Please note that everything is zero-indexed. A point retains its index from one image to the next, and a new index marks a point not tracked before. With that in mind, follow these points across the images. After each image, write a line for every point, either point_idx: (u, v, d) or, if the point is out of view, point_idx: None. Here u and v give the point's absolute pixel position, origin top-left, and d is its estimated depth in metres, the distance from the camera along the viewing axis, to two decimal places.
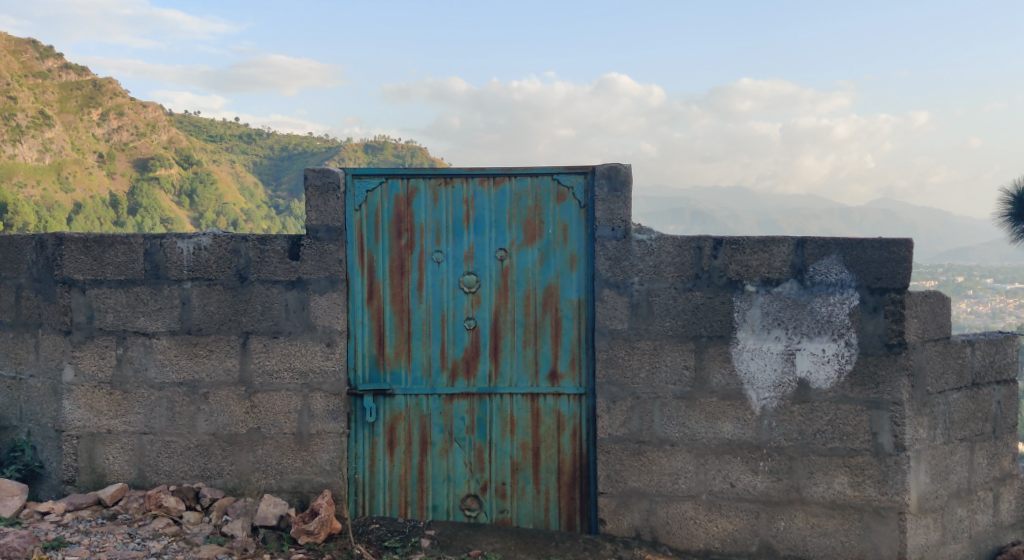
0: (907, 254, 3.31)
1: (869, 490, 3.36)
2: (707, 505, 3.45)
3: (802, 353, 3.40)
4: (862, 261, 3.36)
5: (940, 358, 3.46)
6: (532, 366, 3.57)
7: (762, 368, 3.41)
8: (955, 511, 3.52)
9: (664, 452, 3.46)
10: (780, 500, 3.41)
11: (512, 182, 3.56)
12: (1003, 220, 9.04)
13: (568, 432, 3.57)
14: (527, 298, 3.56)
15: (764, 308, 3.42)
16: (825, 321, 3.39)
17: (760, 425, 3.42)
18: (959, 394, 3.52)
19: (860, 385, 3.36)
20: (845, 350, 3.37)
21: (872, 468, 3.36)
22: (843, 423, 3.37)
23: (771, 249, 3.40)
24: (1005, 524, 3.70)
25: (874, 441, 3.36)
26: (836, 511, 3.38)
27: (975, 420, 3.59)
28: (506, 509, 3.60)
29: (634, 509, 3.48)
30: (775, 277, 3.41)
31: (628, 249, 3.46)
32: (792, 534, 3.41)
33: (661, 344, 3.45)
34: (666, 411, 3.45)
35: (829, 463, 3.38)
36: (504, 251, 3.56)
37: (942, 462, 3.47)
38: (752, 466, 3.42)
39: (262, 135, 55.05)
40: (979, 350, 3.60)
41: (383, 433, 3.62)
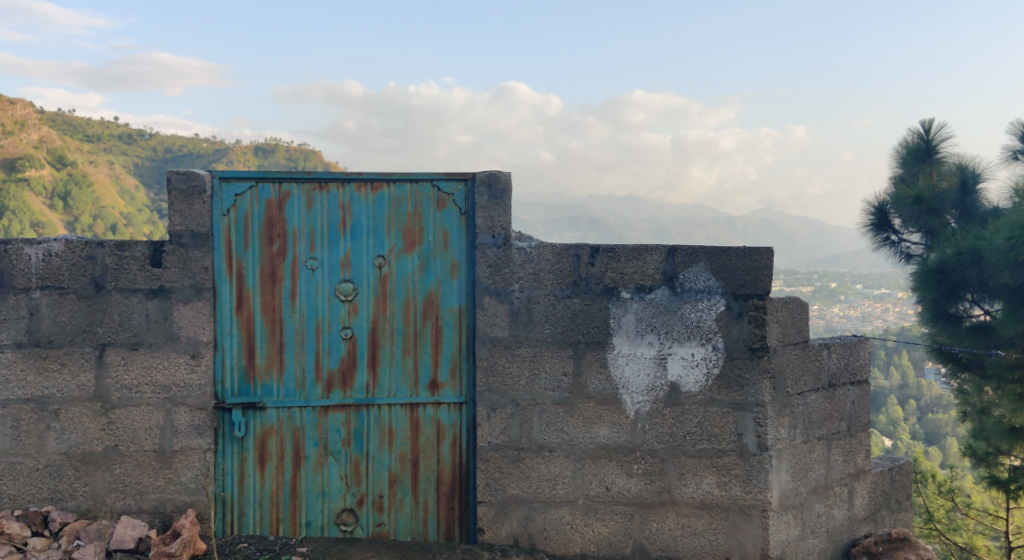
0: (768, 262, 3.47)
1: (735, 489, 3.49)
2: (583, 510, 3.49)
3: (673, 358, 3.50)
4: (728, 269, 3.49)
5: (799, 362, 3.64)
6: (411, 376, 3.52)
7: (636, 373, 3.49)
8: (813, 507, 3.71)
9: (543, 458, 3.48)
10: (652, 501, 3.49)
11: (391, 188, 3.50)
12: (867, 230, 9.82)
13: (448, 441, 3.54)
14: (406, 306, 3.51)
15: (638, 314, 3.49)
16: (695, 327, 3.49)
17: (634, 428, 3.49)
18: (816, 394, 3.72)
19: (727, 388, 3.49)
20: (713, 354, 3.49)
21: (737, 468, 3.49)
22: (711, 425, 3.49)
23: (644, 257, 3.48)
24: (859, 517, 3.93)
25: (739, 442, 3.49)
26: (704, 511, 3.49)
27: (832, 420, 3.79)
28: (383, 522, 3.52)
29: (513, 517, 3.48)
30: (648, 284, 3.49)
31: (508, 257, 3.47)
32: (664, 535, 3.49)
33: (540, 351, 3.47)
34: (544, 417, 3.48)
35: (698, 464, 3.49)
36: (382, 258, 3.50)
37: (801, 460, 3.65)
38: (626, 469, 3.49)
39: (144, 136, 52.53)
40: (835, 353, 3.81)
41: (252, 448, 3.48)
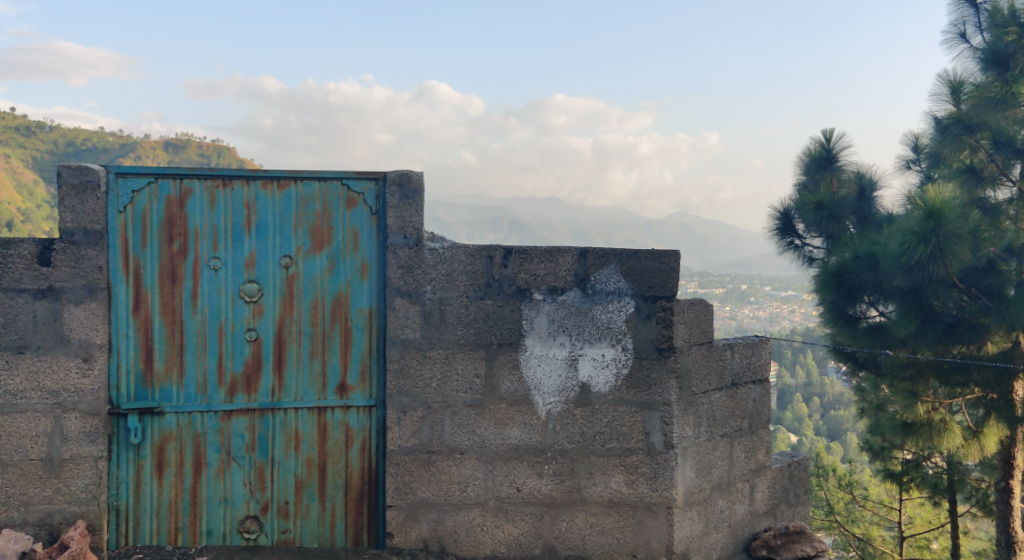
0: (675, 265, 3.54)
1: (642, 487, 3.55)
2: (494, 512, 3.48)
3: (584, 358, 3.53)
4: (637, 271, 3.55)
5: (704, 361, 3.74)
6: (318, 378, 3.44)
7: (548, 374, 3.50)
8: (716, 502, 3.81)
9: (454, 460, 3.45)
10: (561, 501, 3.51)
11: (298, 186, 3.41)
12: (773, 234, 10.21)
13: (357, 445, 3.48)
14: (314, 307, 3.43)
15: (550, 316, 3.51)
16: (605, 328, 3.54)
17: (545, 429, 3.50)
18: (720, 393, 3.83)
19: (635, 387, 3.55)
20: (622, 355, 3.54)
21: (644, 466, 3.55)
22: (619, 425, 3.54)
23: (556, 259, 3.51)
24: (759, 512, 4.06)
25: (646, 440, 3.55)
26: (612, 509, 3.54)
27: (735, 418, 3.91)
28: (288, 529, 3.43)
29: (423, 520, 3.45)
30: (560, 285, 3.52)
31: (420, 258, 3.43)
32: (573, 534, 3.52)
33: (452, 353, 3.45)
34: (456, 419, 3.45)
35: (607, 463, 3.53)
36: (289, 258, 3.41)
37: (705, 457, 3.75)
38: (537, 470, 3.50)
39: (43, 128, 49.96)
40: (738, 353, 3.94)
41: (150, 455, 3.34)
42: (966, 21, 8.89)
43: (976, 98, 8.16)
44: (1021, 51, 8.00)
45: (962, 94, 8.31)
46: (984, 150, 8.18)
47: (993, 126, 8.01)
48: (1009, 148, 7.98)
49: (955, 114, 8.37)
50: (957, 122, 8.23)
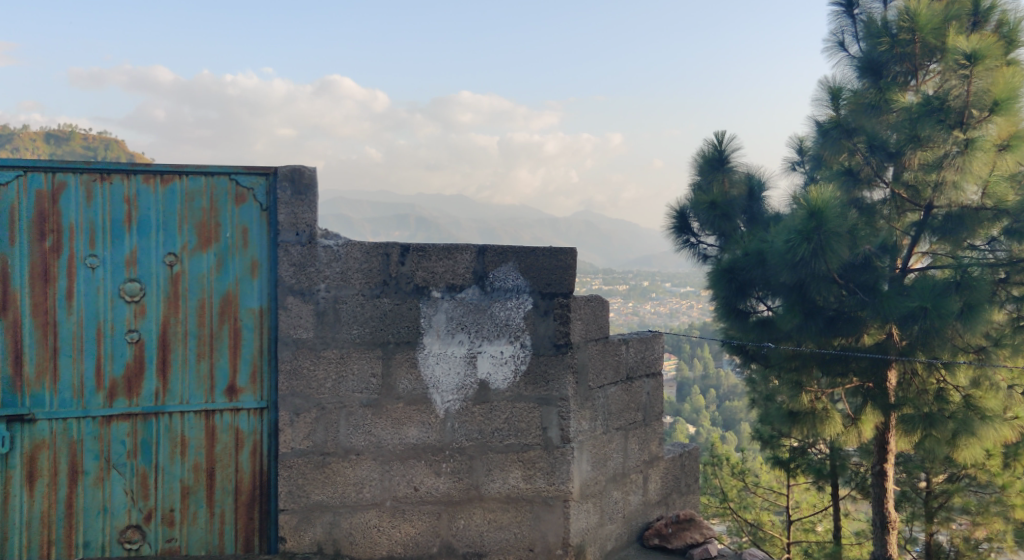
0: (572, 262, 3.58)
1: (539, 482, 3.57)
2: (391, 512, 3.44)
3: (482, 355, 3.53)
4: (535, 268, 3.57)
5: (600, 356, 3.81)
6: (206, 381, 3.31)
7: (446, 372, 3.49)
8: (611, 494, 3.89)
9: (349, 462, 3.39)
10: (459, 499, 3.50)
11: (183, 181, 3.28)
12: (670, 232, 10.53)
13: (248, 449, 3.37)
14: (201, 307, 3.30)
15: (449, 313, 3.49)
16: (503, 325, 3.55)
17: (443, 427, 3.49)
18: (615, 387, 3.91)
19: (533, 383, 3.57)
20: (520, 351, 3.56)
21: (542, 461, 3.58)
22: (517, 421, 3.55)
23: (455, 256, 3.49)
24: (652, 502, 4.18)
25: (544, 435, 3.58)
26: (510, 505, 3.55)
27: (629, 411, 4.00)
28: (174, 537, 3.30)
29: (317, 524, 3.38)
30: (458, 283, 3.50)
31: (313, 255, 3.34)
32: (470, 531, 3.52)
33: (347, 353, 3.38)
34: (351, 420, 3.39)
35: (504, 459, 3.54)
36: (173, 255, 3.27)
37: (601, 450, 3.82)
38: (434, 468, 3.47)
39: None
40: (632, 348, 4.03)
41: (20, 465, 3.14)
42: (845, 31, 9.39)
43: (853, 103, 8.66)
44: (892, 60, 8.57)
45: (841, 100, 8.78)
46: (861, 153, 8.64)
47: (869, 132, 8.49)
48: (882, 151, 8.40)
49: (835, 119, 8.85)
50: (837, 126, 8.71)
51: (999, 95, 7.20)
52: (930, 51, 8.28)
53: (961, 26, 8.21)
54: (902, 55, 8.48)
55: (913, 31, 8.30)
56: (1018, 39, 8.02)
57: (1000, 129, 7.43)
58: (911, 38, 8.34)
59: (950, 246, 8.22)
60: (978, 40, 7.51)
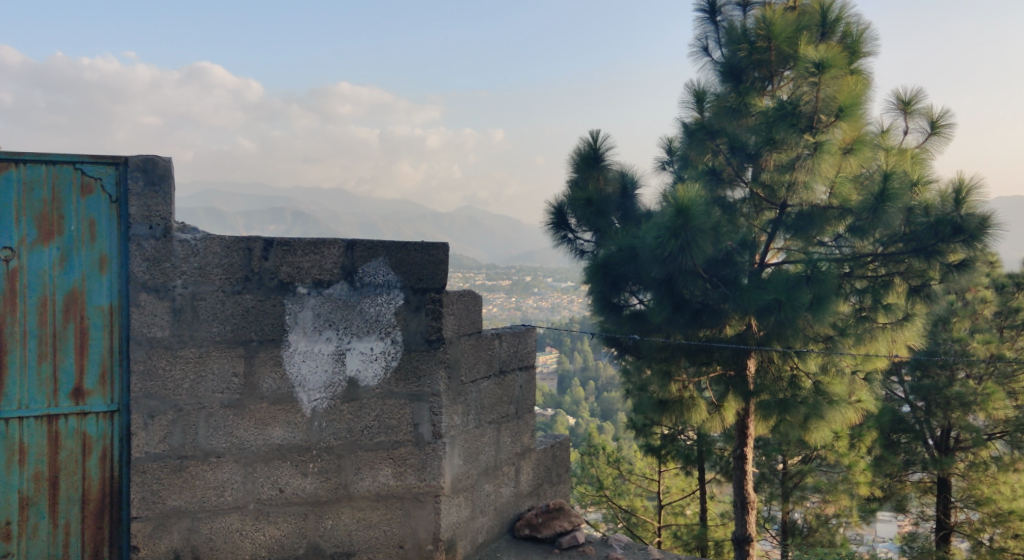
0: (444, 257, 3.56)
1: (410, 478, 3.55)
2: (254, 515, 3.33)
3: (351, 353, 3.47)
4: (406, 263, 3.53)
5: (473, 351, 3.83)
6: (49, 384, 3.10)
7: (313, 370, 3.40)
8: (483, 487, 3.93)
9: (208, 465, 3.26)
10: (327, 499, 3.43)
11: (21, 170, 3.05)
12: (549, 227, 10.69)
13: (96, 455, 3.18)
14: (43, 305, 3.08)
15: (316, 310, 3.41)
16: (373, 321, 3.50)
17: (309, 427, 3.40)
18: (488, 381, 3.94)
19: (404, 380, 3.54)
20: (391, 348, 3.52)
21: (412, 457, 3.56)
22: (388, 418, 3.52)
23: (322, 251, 3.41)
24: (524, 493, 4.25)
25: (415, 432, 3.56)
26: (380, 502, 3.51)
27: (501, 404, 4.05)
28: (11, 552, 3.07)
29: (173, 530, 3.22)
30: (325, 278, 3.42)
31: (168, 250, 3.18)
32: (338, 531, 3.45)
33: (206, 351, 3.24)
34: (212, 421, 3.26)
35: (374, 457, 3.50)
36: (10, 250, 3.04)
37: (472, 444, 3.84)
38: (301, 469, 3.39)
39: None
40: (505, 342, 4.08)
41: None
42: (708, 36, 9.83)
43: (716, 107, 9.14)
44: (751, 66, 9.02)
45: (705, 103, 9.33)
46: (723, 154, 9.16)
47: (729, 134, 9.01)
48: (741, 153, 8.92)
49: (700, 122, 9.39)
50: (701, 128, 9.22)
51: (845, 102, 7.79)
52: (784, 58, 8.77)
53: (811, 36, 8.77)
54: (759, 61, 8.94)
55: (769, 39, 8.80)
56: (860, 50, 8.68)
57: (845, 133, 7.99)
58: (767, 45, 8.83)
59: (801, 242, 8.77)
60: (826, 49, 8.05)
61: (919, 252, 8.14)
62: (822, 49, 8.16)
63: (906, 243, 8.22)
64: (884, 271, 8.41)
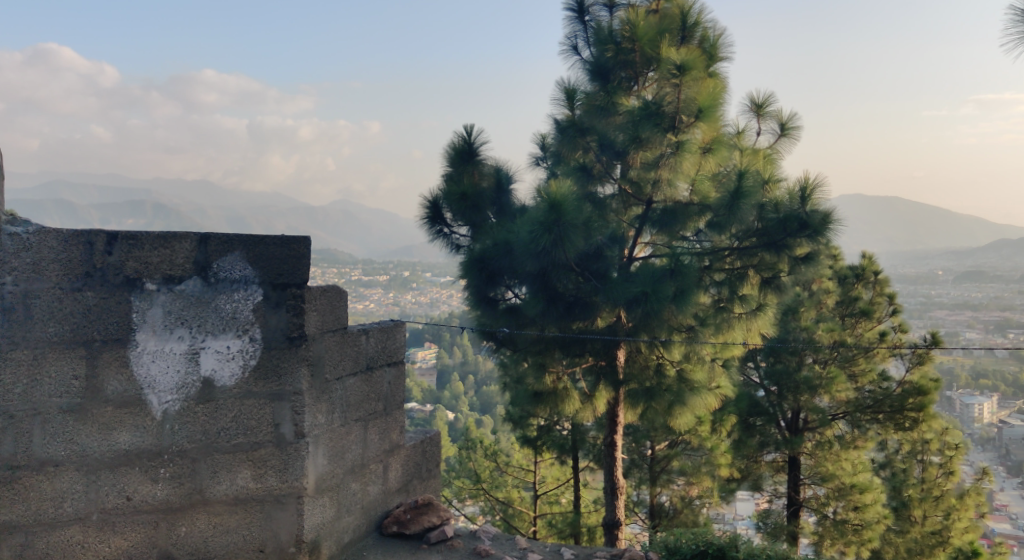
0: (305, 252, 3.47)
1: (270, 480, 3.44)
2: (98, 526, 3.13)
3: (205, 352, 3.32)
4: (264, 257, 3.42)
5: (338, 348, 3.75)
6: None
7: (163, 371, 3.23)
8: (349, 486, 3.86)
9: (45, 474, 3.04)
10: (180, 505, 3.27)
11: None
12: (425, 221, 10.59)
13: None
14: None
15: (166, 307, 3.24)
16: (229, 318, 3.36)
17: (160, 430, 3.24)
18: (354, 378, 3.87)
19: (263, 379, 3.42)
20: (249, 346, 3.40)
21: (273, 458, 3.45)
22: (246, 419, 3.39)
23: (172, 246, 3.25)
24: (392, 490, 4.21)
25: (276, 432, 3.45)
26: (238, 507, 3.38)
27: (369, 402, 3.99)
28: None
29: (4, 547, 2.99)
30: (176, 274, 3.26)
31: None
32: (193, 538, 3.30)
33: (41, 354, 3.02)
34: (49, 429, 3.04)
35: (232, 460, 3.36)
36: None
37: (338, 443, 3.76)
38: (151, 474, 3.22)
39: None
40: (372, 338, 4.02)
41: None
42: (577, 36, 10.03)
43: (586, 106, 9.24)
44: (617, 66, 9.35)
45: (576, 100, 9.40)
46: (593, 152, 9.29)
47: (599, 131, 9.13)
48: (610, 150, 9.10)
49: (571, 119, 9.45)
50: (572, 125, 9.31)
51: (703, 103, 8.19)
52: (648, 59, 9.15)
53: (672, 39, 9.17)
54: (625, 62, 9.29)
55: (634, 41, 9.16)
56: (716, 55, 9.17)
57: (703, 133, 8.56)
58: (632, 47, 9.22)
59: (666, 237, 9.12)
60: (686, 52, 8.41)
61: (769, 246, 8.63)
62: (683, 51, 8.55)
63: (758, 238, 8.68)
64: (740, 263, 8.91)
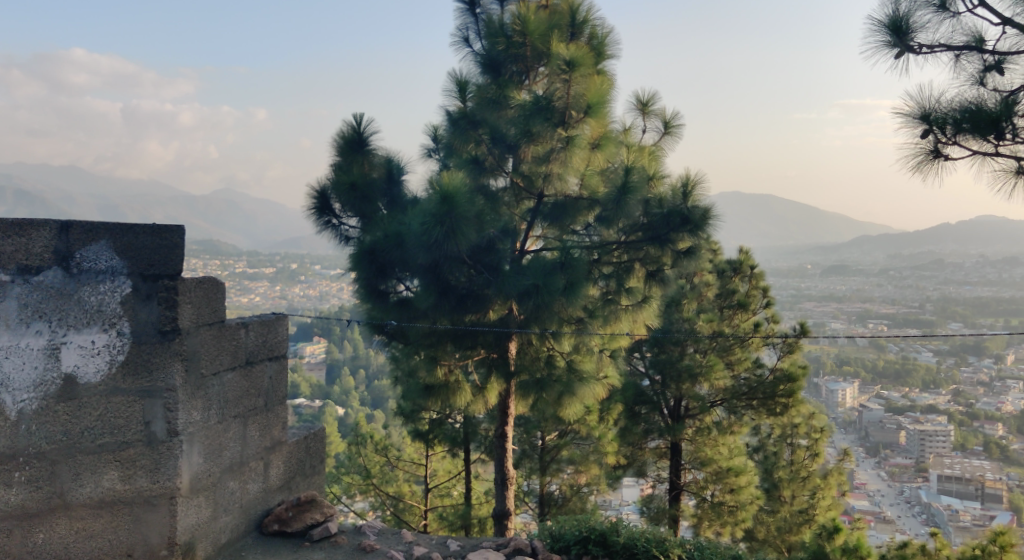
0: (178, 242, 3.56)
1: (139, 482, 3.51)
2: None
3: (67, 347, 3.37)
4: (134, 248, 3.49)
5: (215, 341, 3.76)
6: None
7: (19, 367, 3.27)
8: (226, 485, 3.88)
9: None
10: (39, 510, 3.31)
11: None
12: (311, 213, 10.32)
13: None
14: None
15: (21, 299, 3.27)
16: (94, 312, 3.42)
17: (15, 433, 3.27)
18: (232, 372, 3.87)
19: (132, 375, 3.48)
20: (116, 340, 3.46)
21: (143, 458, 3.51)
22: (113, 417, 3.44)
23: (29, 234, 3.28)
24: (274, 487, 4.22)
25: (146, 431, 3.52)
26: (103, 510, 3.43)
27: (249, 397, 3.99)
28: None
29: None
30: (34, 264, 3.29)
31: None
32: (52, 544, 3.33)
33: None
34: None
35: (97, 461, 3.42)
36: None
37: (215, 441, 3.78)
38: (5, 479, 3.25)
39: None
40: (253, 332, 4.00)
41: None
42: (468, 28, 10.00)
43: (478, 97, 9.27)
44: (509, 60, 9.39)
45: (467, 93, 9.39)
46: (485, 144, 9.25)
47: (491, 124, 9.13)
48: (502, 143, 9.11)
49: (462, 110, 9.41)
50: (464, 118, 9.24)
51: (592, 99, 8.39)
52: (538, 54, 9.25)
53: (562, 35, 9.32)
54: (516, 56, 9.33)
55: (524, 35, 9.16)
56: (604, 52, 9.38)
57: (591, 128, 8.70)
58: (522, 41, 9.21)
59: (557, 230, 9.27)
60: (575, 49, 8.52)
61: (653, 240, 8.91)
62: (572, 48, 8.66)
63: (643, 232, 8.95)
64: (626, 257, 9.11)
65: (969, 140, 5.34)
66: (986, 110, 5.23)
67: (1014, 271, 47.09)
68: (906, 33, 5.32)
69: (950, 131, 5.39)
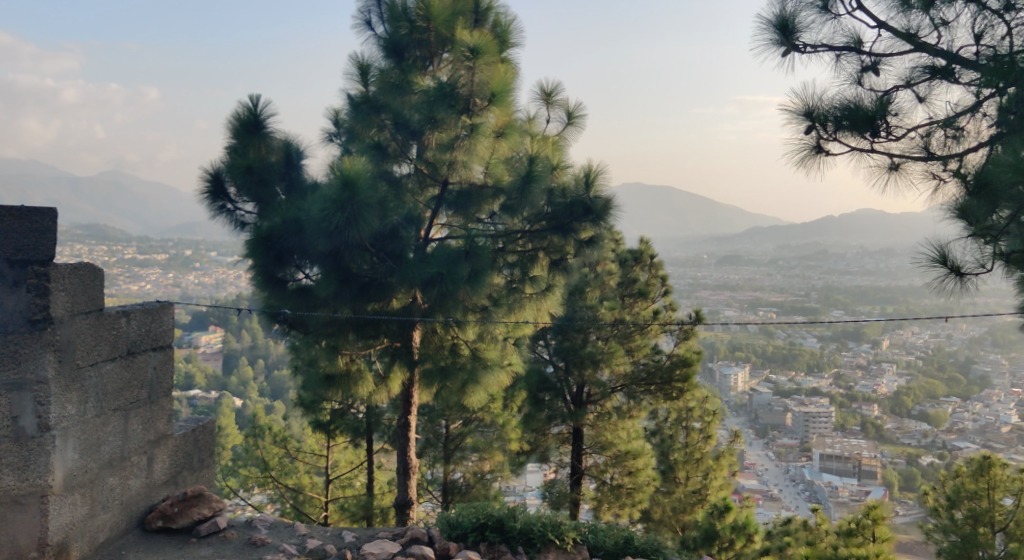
0: (50, 225, 3.78)
1: (8, 479, 3.76)
2: None
3: None
4: (4, 234, 3.74)
5: (91, 330, 4.05)
6: None
7: None
8: (106, 481, 4.18)
9: None
10: None
11: None
12: (204, 197, 9.94)
13: None
14: None
15: None
16: None
17: None
18: (111, 363, 4.17)
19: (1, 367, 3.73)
20: None
21: (12, 455, 3.76)
22: None
23: None
24: (158, 482, 4.53)
25: (15, 426, 3.76)
26: None
27: (130, 389, 4.30)
28: None
29: None
30: None
31: None
32: None
33: None
34: None
35: None
36: None
37: (92, 436, 4.07)
38: None
39: None
40: (134, 321, 4.31)
41: None
42: (370, 10, 9.74)
43: (380, 82, 9.11)
44: (412, 45, 9.26)
45: (369, 76, 9.20)
46: (387, 130, 9.03)
47: (395, 109, 8.94)
48: (405, 129, 8.90)
49: (364, 95, 9.20)
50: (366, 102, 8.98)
51: (496, 88, 8.41)
52: (443, 40, 9.20)
53: (466, 21, 9.28)
54: (420, 41, 9.23)
55: (428, 20, 9.07)
56: (508, 40, 9.39)
57: (496, 117, 8.72)
58: (426, 26, 9.11)
59: (462, 219, 9.21)
60: (479, 36, 8.51)
61: (557, 230, 9.01)
62: (476, 34, 8.61)
63: (547, 222, 9.02)
64: (531, 245, 9.17)
65: (847, 137, 5.63)
66: (864, 109, 5.52)
67: (890, 261, 50.25)
68: (792, 32, 5.55)
69: (831, 127, 5.65)
